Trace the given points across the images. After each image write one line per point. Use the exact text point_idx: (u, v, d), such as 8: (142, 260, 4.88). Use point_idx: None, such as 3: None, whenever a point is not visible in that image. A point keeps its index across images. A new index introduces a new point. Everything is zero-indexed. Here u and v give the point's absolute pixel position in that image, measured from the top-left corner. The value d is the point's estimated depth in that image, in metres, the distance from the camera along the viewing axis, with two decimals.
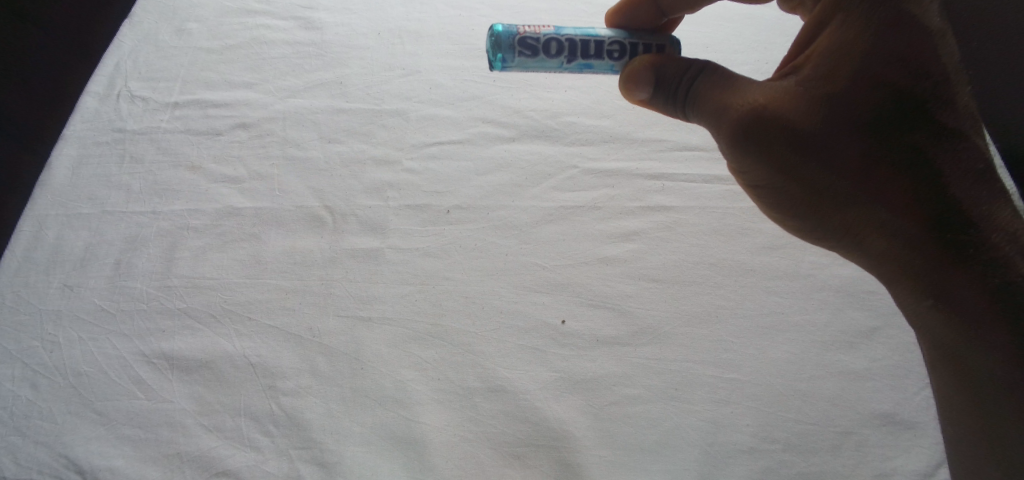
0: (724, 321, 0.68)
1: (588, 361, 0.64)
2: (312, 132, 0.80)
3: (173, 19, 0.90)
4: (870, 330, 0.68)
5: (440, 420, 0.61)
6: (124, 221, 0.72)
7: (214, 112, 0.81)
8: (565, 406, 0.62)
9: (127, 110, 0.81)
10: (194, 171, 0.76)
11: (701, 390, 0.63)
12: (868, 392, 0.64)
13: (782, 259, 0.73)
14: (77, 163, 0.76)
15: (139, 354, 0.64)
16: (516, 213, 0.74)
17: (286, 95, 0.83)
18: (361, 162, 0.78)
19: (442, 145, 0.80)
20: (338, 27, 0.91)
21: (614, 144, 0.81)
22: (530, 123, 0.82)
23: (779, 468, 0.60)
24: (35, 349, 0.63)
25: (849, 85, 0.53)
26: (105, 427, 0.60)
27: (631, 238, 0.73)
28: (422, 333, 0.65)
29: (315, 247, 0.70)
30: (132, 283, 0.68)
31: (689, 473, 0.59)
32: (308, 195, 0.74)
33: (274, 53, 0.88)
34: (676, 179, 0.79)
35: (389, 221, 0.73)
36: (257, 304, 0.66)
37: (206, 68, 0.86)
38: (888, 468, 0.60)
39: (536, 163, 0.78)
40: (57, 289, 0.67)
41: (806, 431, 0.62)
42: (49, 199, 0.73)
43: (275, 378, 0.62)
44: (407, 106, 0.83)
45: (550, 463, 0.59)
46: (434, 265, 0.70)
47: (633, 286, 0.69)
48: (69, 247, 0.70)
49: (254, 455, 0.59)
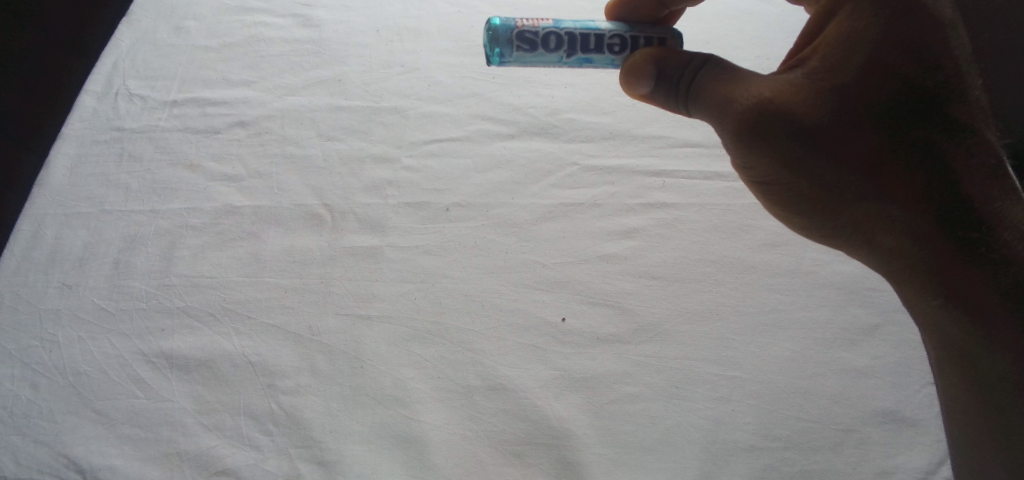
0: (725, 318, 0.67)
1: (588, 359, 0.64)
2: (311, 130, 0.80)
3: (171, 17, 0.90)
4: (871, 327, 0.68)
5: (440, 419, 0.60)
6: (123, 221, 0.72)
7: (212, 111, 0.81)
8: (565, 404, 0.62)
9: (125, 109, 0.80)
10: (193, 170, 0.76)
11: (702, 387, 0.63)
12: (870, 389, 0.64)
13: (784, 256, 0.72)
14: (76, 162, 0.76)
15: (139, 354, 0.63)
16: (516, 210, 0.74)
17: (285, 93, 0.83)
18: (360, 160, 0.77)
19: (441, 143, 0.79)
20: (338, 25, 0.91)
21: (615, 141, 0.81)
22: (530, 120, 0.82)
23: (780, 467, 0.60)
24: (34, 349, 0.63)
25: (857, 76, 0.53)
26: (105, 426, 0.60)
27: (631, 235, 0.73)
28: (422, 331, 0.65)
29: (314, 245, 0.70)
30: (132, 282, 0.68)
31: (689, 472, 0.59)
32: (307, 194, 0.74)
33: (273, 51, 0.87)
34: (677, 176, 0.78)
35: (388, 219, 0.73)
36: (256, 303, 0.66)
37: (205, 66, 0.85)
38: (890, 466, 0.60)
39: (536, 161, 0.78)
40: (56, 289, 0.67)
41: (808, 429, 0.62)
42: (49, 198, 0.73)
43: (275, 377, 0.62)
44: (406, 104, 0.83)
45: (550, 462, 0.59)
46: (433, 263, 0.69)
47: (635, 284, 0.69)
48: (68, 246, 0.70)
49: (253, 454, 0.59)
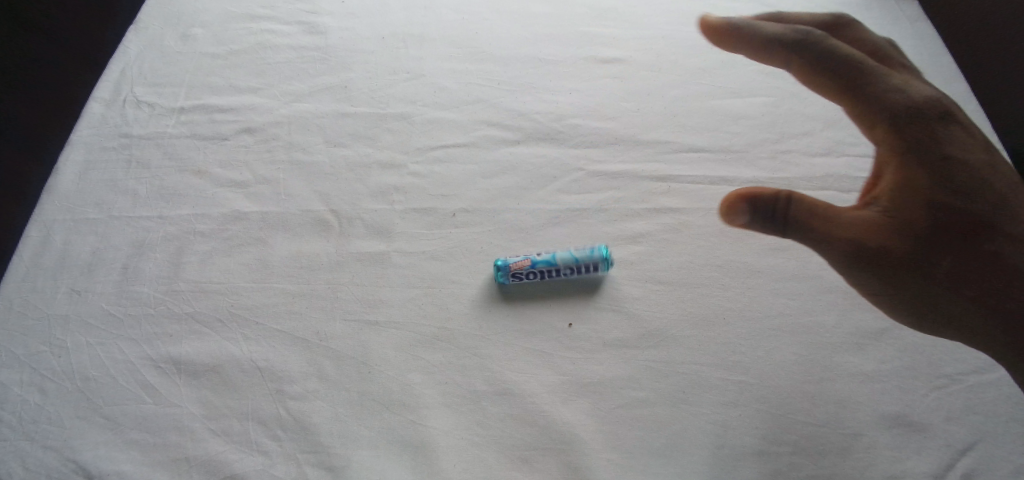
0: (732, 323, 0.67)
1: (595, 364, 0.64)
2: (318, 136, 0.80)
3: (179, 26, 0.91)
4: (880, 330, 0.67)
5: (448, 424, 0.60)
6: (131, 227, 0.72)
7: (219, 117, 0.82)
8: (573, 409, 0.62)
9: (133, 115, 0.81)
10: (200, 175, 0.76)
11: (709, 392, 0.63)
12: (878, 394, 0.64)
13: (790, 260, 0.72)
14: (84, 169, 0.76)
15: (147, 359, 0.64)
16: (523, 215, 0.74)
17: (291, 99, 0.84)
18: (367, 166, 0.78)
19: (447, 148, 0.80)
20: (343, 32, 0.91)
21: (620, 146, 0.81)
22: (535, 126, 0.82)
23: (789, 471, 0.59)
24: (44, 355, 0.64)
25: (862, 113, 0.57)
26: (113, 431, 0.60)
27: (637, 240, 0.73)
28: (429, 336, 0.65)
29: (320, 251, 0.71)
30: (140, 288, 0.68)
31: (699, 476, 0.59)
32: (314, 200, 0.75)
33: (279, 58, 0.88)
34: (682, 181, 0.78)
35: (395, 224, 0.73)
36: (263, 308, 0.67)
37: (211, 73, 0.86)
38: (900, 470, 0.60)
39: (542, 166, 0.79)
40: (64, 294, 0.67)
41: (816, 434, 0.61)
42: (58, 205, 0.73)
43: (282, 382, 0.62)
44: (411, 110, 0.83)
45: (559, 467, 0.59)
46: (440, 268, 0.70)
47: (641, 288, 0.69)
48: (76, 252, 0.70)
49: (261, 459, 0.58)
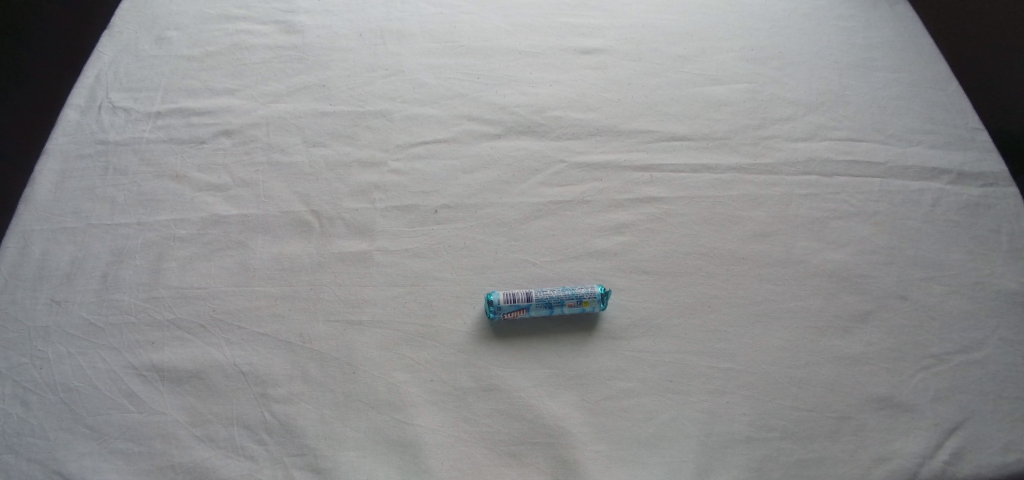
0: (717, 310, 0.67)
1: (582, 356, 0.64)
2: (297, 137, 0.79)
3: (152, 28, 0.90)
4: (864, 313, 0.68)
5: (434, 422, 0.60)
6: (110, 235, 0.71)
7: (196, 121, 0.81)
8: (560, 402, 0.61)
9: (110, 121, 0.80)
10: (179, 181, 0.76)
11: (697, 381, 0.63)
12: (865, 376, 0.64)
13: (773, 247, 0.72)
14: (61, 177, 0.75)
15: (130, 368, 0.63)
16: (505, 210, 0.74)
17: (269, 100, 0.83)
18: (347, 165, 0.77)
19: (428, 144, 0.79)
20: (320, 30, 0.90)
21: (602, 137, 0.81)
22: (516, 119, 0.82)
23: (779, 457, 0.59)
24: (25, 367, 0.63)
25: None
26: (98, 441, 0.59)
27: (621, 231, 0.73)
28: (413, 334, 0.65)
29: (302, 252, 0.70)
30: (120, 296, 0.67)
31: (688, 466, 0.58)
32: (294, 201, 0.74)
33: (256, 59, 0.87)
34: (665, 170, 0.78)
35: (376, 223, 0.72)
36: (245, 312, 0.66)
37: (188, 76, 0.85)
38: (889, 452, 0.60)
39: (524, 159, 0.78)
40: (43, 305, 0.66)
41: (805, 418, 0.61)
42: (35, 215, 0.72)
43: (267, 385, 0.62)
44: (391, 107, 0.83)
45: (548, 461, 0.58)
46: (423, 266, 0.69)
47: (626, 279, 0.69)
48: (55, 262, 0.69)
49: (247, 464, 0.58)
